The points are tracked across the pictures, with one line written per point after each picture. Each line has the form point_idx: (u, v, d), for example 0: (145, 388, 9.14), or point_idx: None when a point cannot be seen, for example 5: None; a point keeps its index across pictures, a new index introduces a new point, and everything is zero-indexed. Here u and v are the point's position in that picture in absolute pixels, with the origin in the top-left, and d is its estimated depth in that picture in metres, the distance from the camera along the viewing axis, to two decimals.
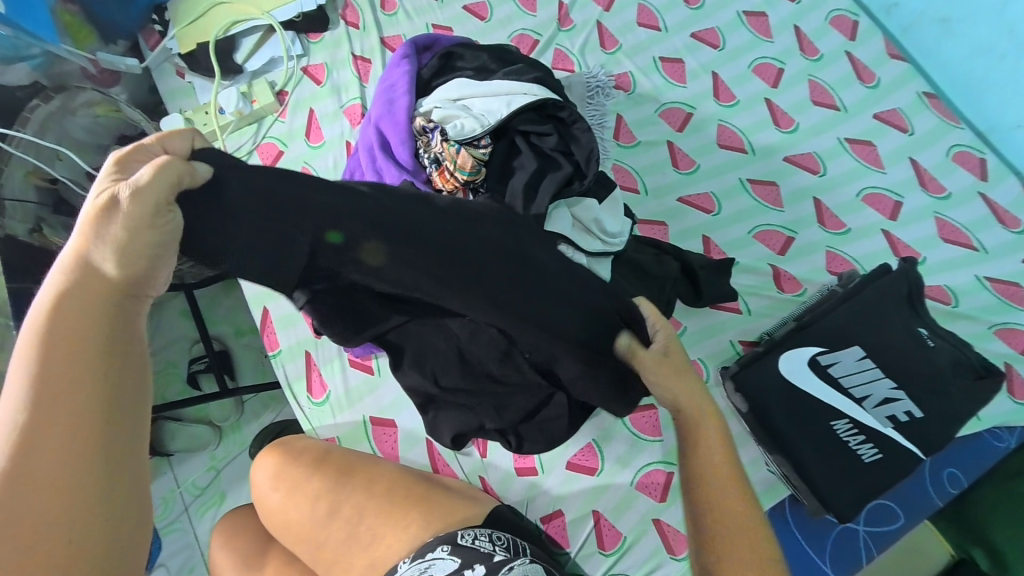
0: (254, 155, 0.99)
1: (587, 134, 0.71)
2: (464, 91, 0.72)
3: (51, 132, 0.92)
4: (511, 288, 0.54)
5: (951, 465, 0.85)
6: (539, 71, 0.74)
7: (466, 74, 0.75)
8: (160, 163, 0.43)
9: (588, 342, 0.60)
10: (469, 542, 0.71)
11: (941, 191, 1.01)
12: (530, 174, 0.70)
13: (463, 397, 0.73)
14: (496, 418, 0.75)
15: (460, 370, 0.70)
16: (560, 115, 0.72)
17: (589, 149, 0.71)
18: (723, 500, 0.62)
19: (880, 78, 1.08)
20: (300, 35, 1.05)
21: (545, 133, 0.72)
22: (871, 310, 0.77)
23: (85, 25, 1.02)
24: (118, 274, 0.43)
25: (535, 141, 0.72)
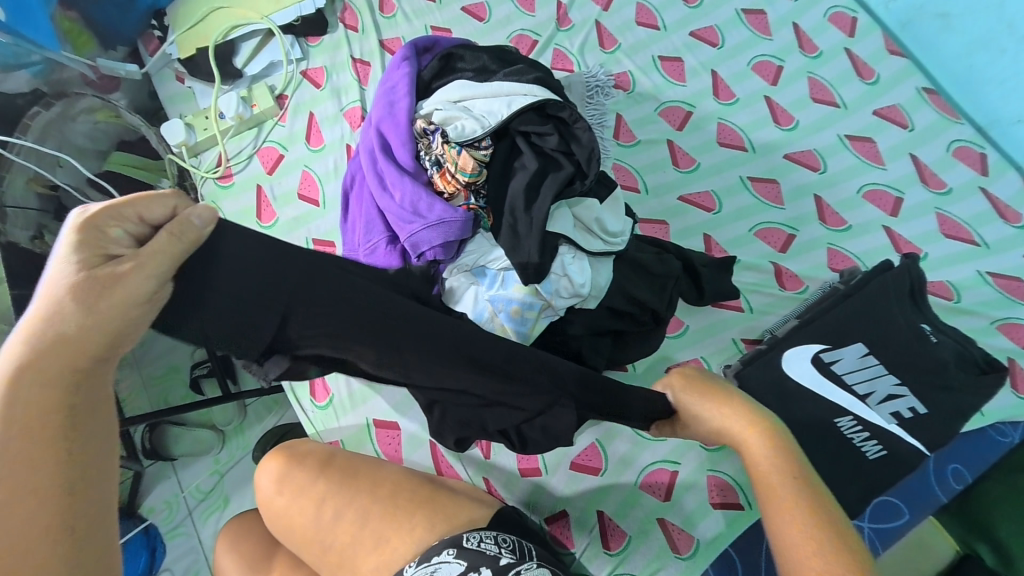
0: (255, 159, 0.99)
1: (589, 133, 0.71)
2: (465, 93, 0.72)
3: (52, 139, 0.95)
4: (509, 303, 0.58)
5: (955, 461, 0.85)
6: (540, 72, 0.74)
7: (467, 76, 0.75)
8: (168, 229, 0.40)
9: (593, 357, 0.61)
10: (476, 545, 0.71)
11: (942, 186, 1.01)
12: (532, 175, 0.70)
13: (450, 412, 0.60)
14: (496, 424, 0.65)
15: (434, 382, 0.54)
16: (562, 115, 0.72)
17: (590, 149, 0.70)
18: (786, 530, 0.53)
19: (880, 74, 1.08)
20: (300, 39, 1.05)
21: (546, 133, 0.71)
22: (874, 305, 0.78)
23: (85, 31, 1.02)
24: (93, 341, 0.38)
25: (536, 141, 0.72)
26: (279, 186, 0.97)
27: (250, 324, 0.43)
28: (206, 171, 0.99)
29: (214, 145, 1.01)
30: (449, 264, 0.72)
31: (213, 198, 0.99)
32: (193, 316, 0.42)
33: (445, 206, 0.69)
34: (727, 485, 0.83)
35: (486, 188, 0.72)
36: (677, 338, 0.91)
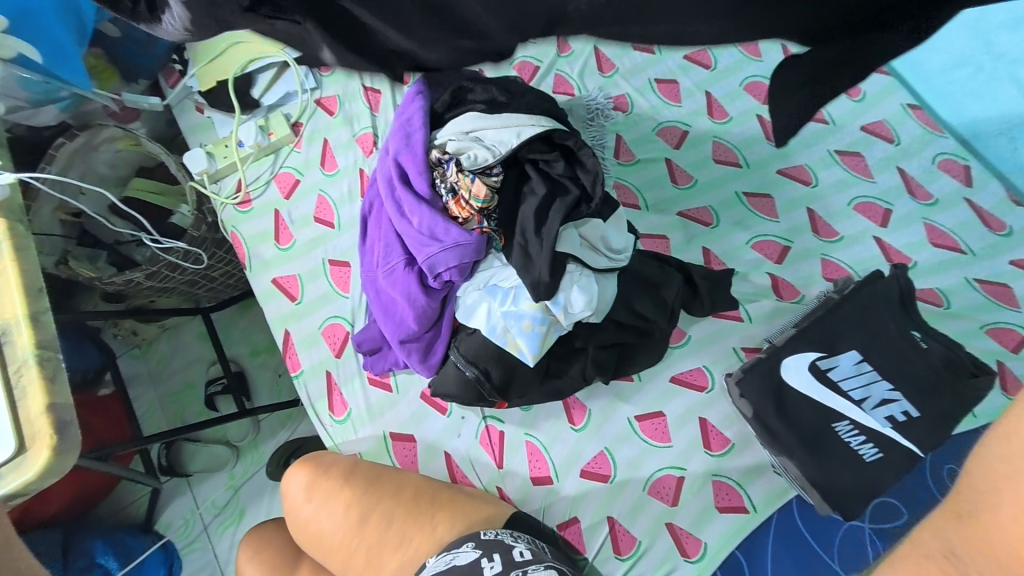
0: (272, 185, 1.04)
1: (594, 159, 0.75)
2: (477, 123, 0.76)
3: (76, 167, 1.03)
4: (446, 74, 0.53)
5: (949, 462, 0.88)
6: (546, 103, 0.79)
7: (478, 107, 0.80)
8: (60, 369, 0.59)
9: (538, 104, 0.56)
10: (493, 535, 0.74)
11: (928, 197, 1.06)
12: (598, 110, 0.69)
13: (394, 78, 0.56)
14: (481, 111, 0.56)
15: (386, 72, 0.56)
16: (567, 143, 0.76)
17: (595, 173, 0.74)
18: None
19: (866, 91, 1.14)
20: (313, 70, 1.10)
21: (553, 160, 0.76)
22: (866, 311, 0.83)
23: (109, 66, 1.08)
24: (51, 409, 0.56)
25: (544, 167, 0.76)
26: (296, 211, 1.02)
27: None
28: (226, 197, 1.04)
29: (233, 172, 1.05)
30: (463, 284, 0.79)
31: (232, 223, 1.03)
32: None
33: (460, 230, 0.74)
34: (730, 489, 0.87)
35: (498, 213, 0.76)
36: (679, 349, 0.95)
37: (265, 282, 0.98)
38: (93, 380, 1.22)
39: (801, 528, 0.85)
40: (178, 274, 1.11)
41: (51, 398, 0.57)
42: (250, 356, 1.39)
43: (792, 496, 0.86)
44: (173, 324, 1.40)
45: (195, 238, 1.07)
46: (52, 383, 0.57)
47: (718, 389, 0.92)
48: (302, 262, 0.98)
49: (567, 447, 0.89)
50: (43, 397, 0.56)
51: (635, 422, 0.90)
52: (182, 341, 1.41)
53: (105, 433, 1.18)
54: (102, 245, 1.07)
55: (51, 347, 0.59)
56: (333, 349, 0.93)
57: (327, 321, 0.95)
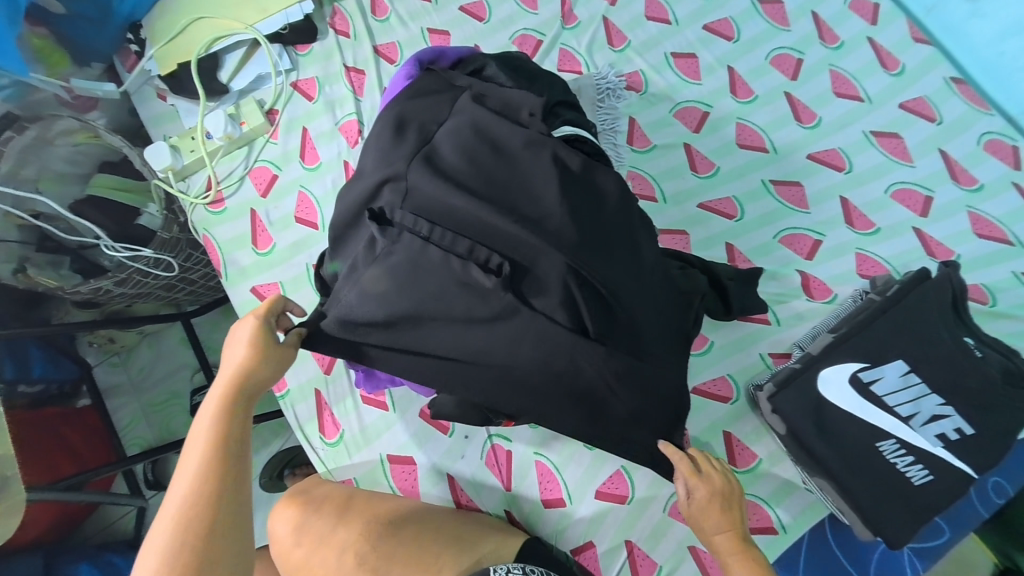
0: (247, 181, 0.93)
1: (606, 234, 0.66)
2: (483, 176, 0.65)
3: (31, 165, 0.92)
4: (477, 227, 0.63)
5: (997, 474, 0.80)
6: (561, 150, 0.66)
7: (490, 129, 0.67)
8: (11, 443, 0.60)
9: (580, 245, 0.63)
10: None
11: (973, 182, 0.96)
12: (610, 219, 0.67)
13: (461, 217, 0.63)
14: (512, 251, 0.63)
15: (461, 235, 0.63)
16: (580, 216, 0.64)
17: (602, 262, 0.64)
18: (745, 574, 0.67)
19: (905, 64, 1.02)
20: (288, 48, 0.98)
21: (563, 226, 0.63)
22: (912, 317, 0.76)
23: (57, 48, 0.95)
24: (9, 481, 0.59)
25: (555, 238, 0.63)
26: (275, 211, 0.92)
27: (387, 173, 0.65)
28: (195, 196, 0.92)
29: (202, 168, 0.94)
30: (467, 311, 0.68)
31: (204, 225, 0.92)
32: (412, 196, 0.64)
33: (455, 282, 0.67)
34: (760, 508, 0.79)
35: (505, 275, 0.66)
36: (702, 356, 0.86)
37: (244, 292, 0.88)
38: (70, 392, 1.15)
39: (834, 550, 0.78)
40: (151, 279, 1.02)
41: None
42: None
43: (826, 515, 0.79)
44: (153, 329, 1.31)
45: (167, 241, 0.98)
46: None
47: (744, 401, 0.85)
48: (283, 270, 0.89)
49: (580, 469, 0.82)
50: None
51: None
52: (164, 348, 1.33)
53: (87, 450, 1.11)
54: (64, 251, 0.93)
55: None
56: (322, 366, 0.85)
57: None
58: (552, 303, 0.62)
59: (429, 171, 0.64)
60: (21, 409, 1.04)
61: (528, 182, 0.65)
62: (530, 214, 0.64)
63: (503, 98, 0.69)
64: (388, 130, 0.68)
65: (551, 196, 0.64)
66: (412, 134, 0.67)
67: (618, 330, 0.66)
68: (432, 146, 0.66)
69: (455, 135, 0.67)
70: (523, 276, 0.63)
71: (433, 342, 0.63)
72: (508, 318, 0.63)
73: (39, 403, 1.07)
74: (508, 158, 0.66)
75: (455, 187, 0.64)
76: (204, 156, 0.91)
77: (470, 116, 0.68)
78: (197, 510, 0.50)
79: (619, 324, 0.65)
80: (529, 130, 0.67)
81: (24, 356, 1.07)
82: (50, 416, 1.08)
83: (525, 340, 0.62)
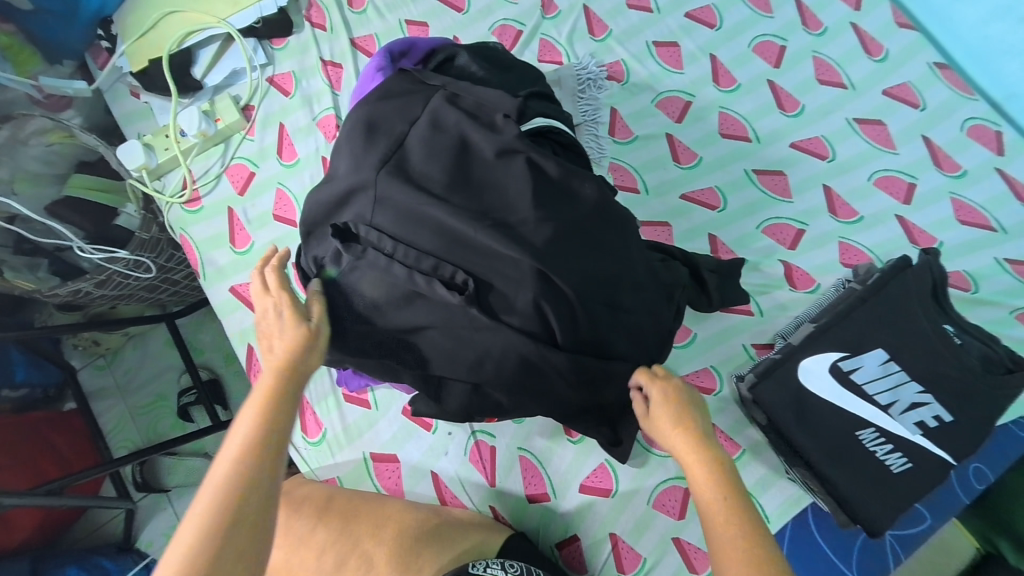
0: (224, 179, 0.92)
1: (580, 240, 0.65)
2: (454, 182, 0.64)
3: (4, 166, 0.91)
4: (447, 239, 0.63)
5: (977, 460, 0.81)
6: (537, 154, 0.65)
7: (462, 132, 0.65)
8: None
9: (554, 254, 0.63)
10: (482, 569, 0.64)
11: (956, 169, 0.95)
12: (581, 227, 0.65)
13: (431, 228, 0.63)
14: (483, 264, 0.63)
15: (432, 248, 0.63)
16: (554, 223, 0.63)
17: (575, 269, 0.63)
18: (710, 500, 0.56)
19: (889, 50, 1.01)
20: (263, 43, 0.96)
21: (535, 235, 0.63)
22: (893, 305, 0.75)
23: (25, 46, 0.93)
24: None
25: (526, 248, 0.62)
26: (252, 209, 0.90)
27: (357, 177, 0.65)
28: (171, 195, 0.91)
29: (177, 166, 0.93)
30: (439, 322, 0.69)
31: (181, 224, 0.91)
32: (382, 207, 0.63)
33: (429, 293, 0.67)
34: None
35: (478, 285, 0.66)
36: (685, 348, 0.86)
37: (223, 292, 0.87)
38: (55, 396, 1.14)
39: (818, 540, 0.78)
40: (132, 280, 1.01)
41: None
42: (224, 363, 1.30)
43: (809, 504, 0.80)
44: (138, 330, 1.30)
45: (146, 242, 0.97)
46: None
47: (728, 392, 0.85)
48: None
49: (564, 463, 0.82)
50: None
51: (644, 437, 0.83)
52: (150, 349, 1.32)
53: (73, 453, 1.11)
54: (40, 253, 0.92)
55: None
56: None
57: None
58: (521, 316, 0.63)
59: (397, 181, 0.63)
60: (6, 413, 1.03)
61: (500, 190, 0.64)
62: (503, 222, 0.63)
63: (477, 99, 0.67)
64: (358, 133, 0.67)
65: (524, 205, 0.63)
66: (383, 136, 0.66)
67: (589, 337, 0.66)
68: (404, 150, 0.65)
69: (427, 138, 0.65)
70: (493, 290, 0.63)
71: (410, 358, 0.66)
72: (473, 332, 0.63)
73: (22, 407, 1.06)
74: (477, 168, 0.65)
75: (424, 196, 0.63)
76: (179, 154, 0.89)
77: (440, 121, 0.66)
78: (235, 493, 0.48)
79: (589, 328, 0.65)
80: (504, 135, 0.65)
81: (7, 360, 1.06)
82: (36, 420, 1.07)
83: (495, 353, 0.64)
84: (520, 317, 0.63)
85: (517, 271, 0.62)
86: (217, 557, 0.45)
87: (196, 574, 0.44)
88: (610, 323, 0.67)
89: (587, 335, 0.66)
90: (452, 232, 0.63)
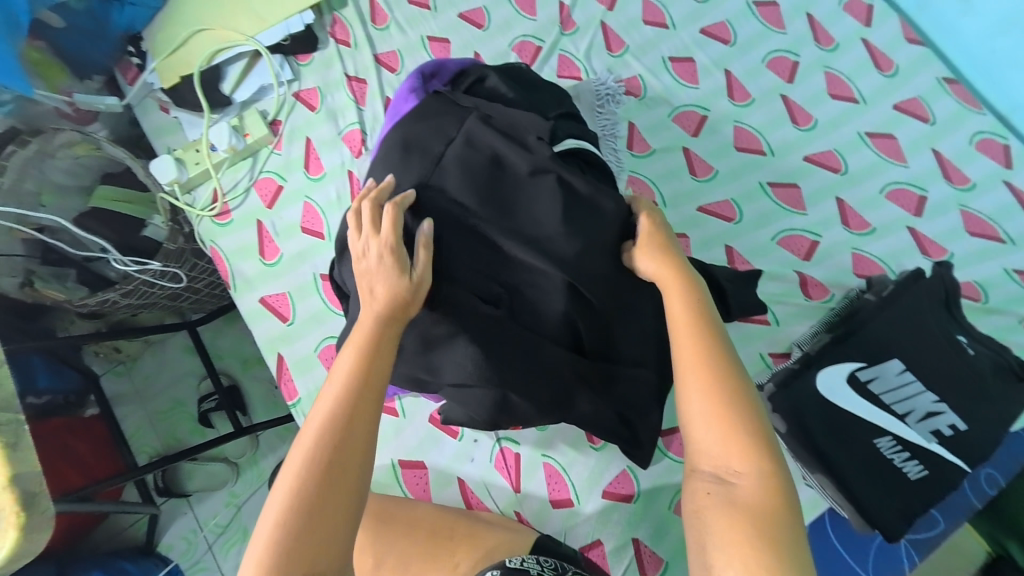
0: (252, 192, 0.94)
1: (607, 252, 0.67)
2: (487, 198, 0.66)
3: (31, 178, 0.92)
4: (482, 255, 0.66)
5: (988, 466, 0.83)
6: (567, 171, 0.67)
7: (494, 150, 0.68)
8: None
9: (583, 266, 0.65)
10: (518, 564, 0.67)
11: (965, 181, 0.98)
12: (610, 243, 0.67)
13: (466, 241, 0.66)
14: (516, 275, 0.66)
15: (467, 261, 0.66)
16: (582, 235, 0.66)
17: (601, 281, 0.66)
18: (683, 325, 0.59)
19: (898, 65, 1.04)
20: (288, 58, 0.98)
21: (566, 247, 0.65)
22: (909, 315, 0.78)
23: (54, 61, 0.95)
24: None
25: (554, 260, 0.65)
26: (280, 221, 0.93)
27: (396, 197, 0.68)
28: (201, 209, 0.94)
29: (207, 180, 0.95)
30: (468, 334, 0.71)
31: (210, 236, 0.93)
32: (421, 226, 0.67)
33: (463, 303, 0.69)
34: None
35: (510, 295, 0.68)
36: None
37: (252, 303, 0.90)
38: (77, 402, 1.16)
39: (835, 544, 0.81)
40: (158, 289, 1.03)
41: (14, 470, 0.55)
42: (242, 369, 1.32)
43: (824, 510, 0.82)
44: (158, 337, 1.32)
45: (172, 252, 0.98)
46: (13, 451, 0.56)
47: None
48: (290, 280, 0.90)
49: (586, 469, 0.84)
50: (4, 470, 0.54)
51: (664, 443, 0.85)
52: (169, 356, 1.34)
53: (94, 459, 1.12)
54: (68, 263, 0.94)
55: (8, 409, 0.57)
56: None
57: (322, 342, 0.88)
58: (551, 326, 0.67)
59: (434, 199, 0.66)
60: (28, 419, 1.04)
61: (532, 208, 0.66)
62: (534, 235, 0.66)
63: (510, 119, 0.69)
64: (395, 153, 0.70)
65: (555, 221, 0.65)
66: (419, 155, 0.69)
67: (613, 345, 0.70)
68: (439, 168, 0.68)
69: (461, 158, 0.67)
70: (525, 303, 0.67)
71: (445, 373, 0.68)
72: (506, 344, 0.66)
73: (45, 413, 1.08)
74: (510, 186, 0.67)
75: (461, 215, 0.66)
76: (209, 169, 0.91)
77: (475, 140, 0.68)
78: (305, 488, 0.52)
79: (612, 335, 0.69)
80: (535, 154, 0.67)
81: (28, 366, 1.07)
82: (58, 426, 1.08)
83: (527, 363, 0.66)
84: (550, 327, 0.67)
85: (548, 285, 0.66)
86: (311, 511, 0.51)
87: (292, 523, 0.51)
88: (633, 330, 0.71)
89: (612, 343, 0.70)
90: (488, 249, 0.66)
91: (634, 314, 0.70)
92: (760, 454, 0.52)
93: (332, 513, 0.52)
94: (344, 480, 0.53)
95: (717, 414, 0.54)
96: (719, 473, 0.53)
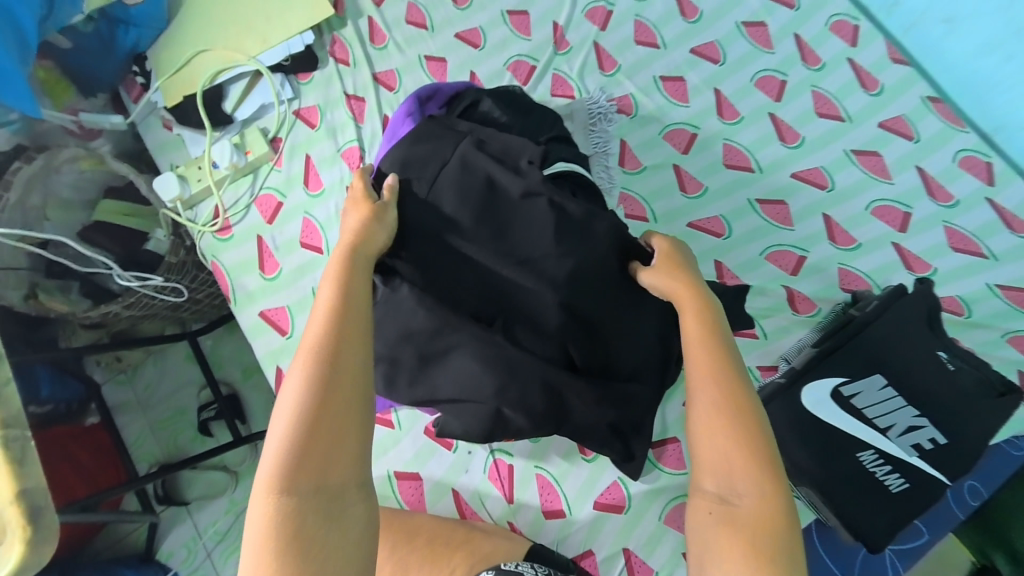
0: (253, 209, 0.96)
1: (596, 269, 0.69)
2: (480, 218, 0.69)
3: (36, 193, 0.94)
4: (475, 274, 0.68)
5: (972, 478, 0.85)
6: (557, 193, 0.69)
7: (487, 173, 0.70)
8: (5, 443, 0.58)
9: (573, 285, 0.68)
10: (512, 566, 0.69)
11: (949, 198, 1.00)
12: (600, 261, 0.69)
13: (461, 260, 0.69)
14: (508, 294, 0.68)
15: (461, 279, 0.69)
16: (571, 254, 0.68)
17: (590, 298, 0.68)
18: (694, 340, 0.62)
19: (883, 84, 1.07)
20: (289, 77, 1.01)
21: (557, 266, 0.67)
22: (892, 332, 0.80)
23: (61, 79, 0.99)
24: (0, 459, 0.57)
25: (546, 277, 0.67)
26: (280, 235, 0.95)
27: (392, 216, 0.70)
28: (204, 224, 0.96)
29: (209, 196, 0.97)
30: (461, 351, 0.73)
31: (212, 251, 0.96)
32: (415, 245, 0.69)
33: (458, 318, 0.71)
34: None
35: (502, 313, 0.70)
36: None
37: (252, 316, 0.92)
38: (78, 411, 1.17)
39: (822, 555, 0.82)
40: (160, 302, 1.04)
41: (20, 484, 0.57)
42: (242, 378, 1.33)
43: (811, 521, 0.83)
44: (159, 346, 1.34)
45: (173, 265, 1.00)
46: (20, 467, 0.58)
47: None
48: (289, 293, 0.92)
49: (579, 480, 0.86)
50: (10, 484, 0.56)
51: (655, 455, 0.87)
52: (170, 365, 1.35)
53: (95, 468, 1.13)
54: (72, 276, 0.96)
55: (15, 425, 0.59)
56: None
57: None
58: (542, 344, 0.68)
59: (429, 219, 0.69)
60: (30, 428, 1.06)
61: (524, 229, 0.68)
62: (526, 256, 0.68)
63: (503, 143, 0.72)
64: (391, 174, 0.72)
65: (545, 241, 0.68)
66: (415, 177, 0.71)
67: (603, 362, 0.71)
68: (434, 189, 0.70)
69: (456, 180, 0.70)
70: (517, 322, 0.68)
71: (440, 389, 0.70)
72: (499, 362, 0.67)
73: (47, 422, 1.09)
74: (504, 207, 0.69)
75: (455, 236, 0.68)
76: (211, 185, 0.94)
77: (469, 164, 0.70)
78: (288, 471, 0.51)
79: (602, 352, 0.71)
80: (528, 177, 0.70)
81: (33, 375, 1.09)
82: (59, 434, 1.10)
83: (518, 381, 0.68)
84: (541, 346, 0.68)
85: (538, 304, 0.68)
86: (298, 495, 0.51)
87: (284, 514, 0.50)
88: (624, 349, 0.72)
89: (601, 360, 0.71)
90: (480, 269, 0.68)
91: (625, 333, 0.71)
92: (760, 469, 0.54)
93: (320, 495, 0.51)
94: (331, 463, 0.52)
95: (722, 423, 0.57)
96: (719, 483, 0.55)
